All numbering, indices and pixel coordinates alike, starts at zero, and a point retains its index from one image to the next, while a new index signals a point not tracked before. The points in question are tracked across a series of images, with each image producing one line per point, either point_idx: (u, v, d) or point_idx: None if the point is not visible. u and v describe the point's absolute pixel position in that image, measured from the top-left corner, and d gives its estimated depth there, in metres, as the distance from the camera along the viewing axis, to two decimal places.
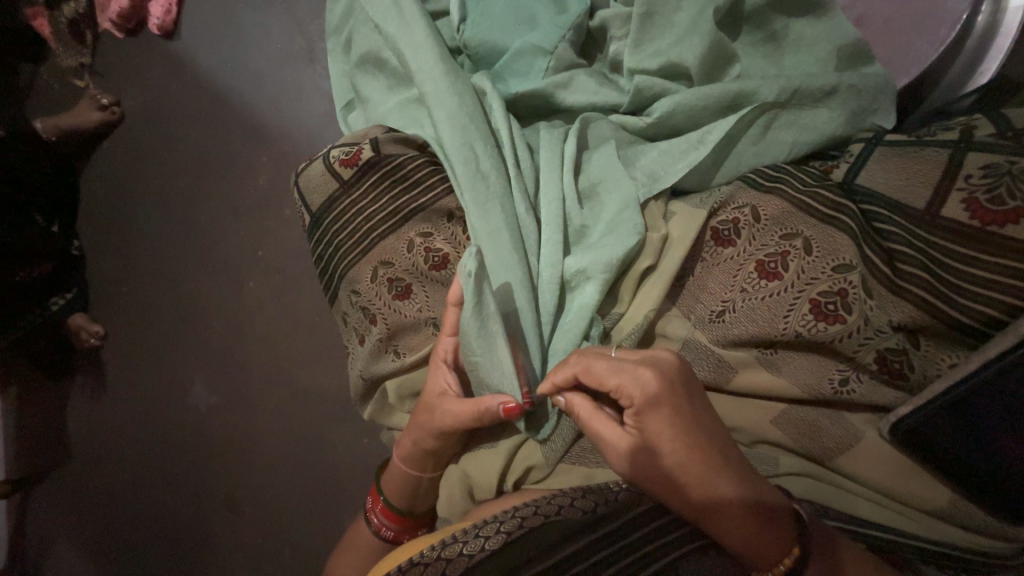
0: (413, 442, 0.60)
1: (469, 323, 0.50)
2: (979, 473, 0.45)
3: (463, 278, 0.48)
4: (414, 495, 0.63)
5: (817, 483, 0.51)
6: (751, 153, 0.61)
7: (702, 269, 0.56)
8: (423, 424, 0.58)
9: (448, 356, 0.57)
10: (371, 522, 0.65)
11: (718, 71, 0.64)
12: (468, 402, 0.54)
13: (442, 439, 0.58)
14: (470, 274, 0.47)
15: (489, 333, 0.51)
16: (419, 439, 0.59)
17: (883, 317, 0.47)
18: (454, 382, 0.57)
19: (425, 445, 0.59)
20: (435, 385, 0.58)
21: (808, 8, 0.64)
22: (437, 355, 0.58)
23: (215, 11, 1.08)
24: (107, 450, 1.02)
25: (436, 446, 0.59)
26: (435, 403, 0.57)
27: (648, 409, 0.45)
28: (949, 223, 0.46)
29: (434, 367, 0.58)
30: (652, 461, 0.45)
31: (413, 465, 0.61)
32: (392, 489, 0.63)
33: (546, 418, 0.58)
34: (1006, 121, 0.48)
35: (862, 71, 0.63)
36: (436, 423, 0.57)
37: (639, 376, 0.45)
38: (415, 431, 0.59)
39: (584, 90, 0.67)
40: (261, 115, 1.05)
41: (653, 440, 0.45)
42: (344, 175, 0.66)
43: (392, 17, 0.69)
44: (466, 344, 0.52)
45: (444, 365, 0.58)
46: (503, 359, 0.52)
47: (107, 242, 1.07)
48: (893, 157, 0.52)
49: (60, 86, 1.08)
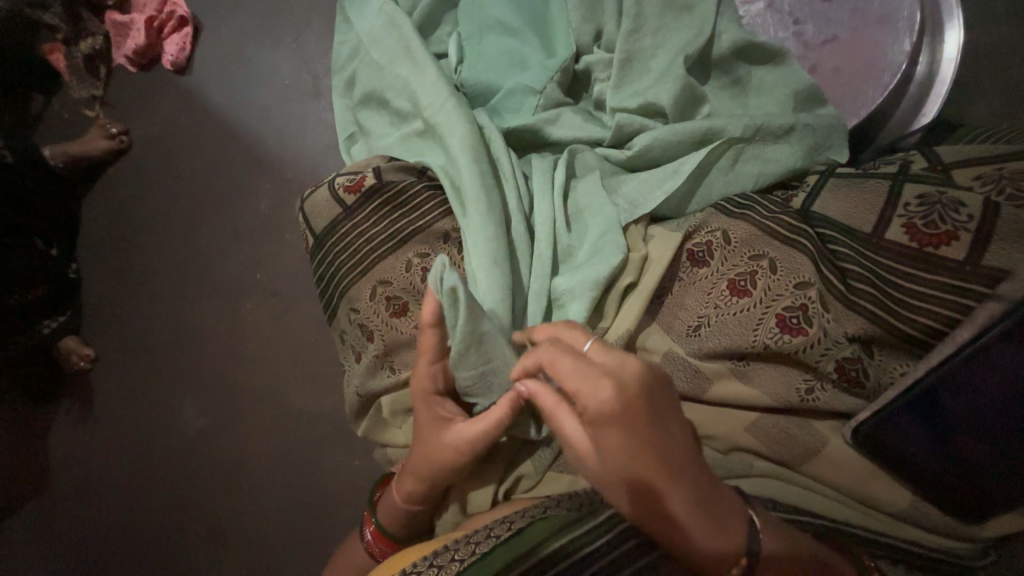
0: (423, 483, 0.59)
1: (466, 334, 0.53)
2: (941, 475, 0.48)
3: (445, 291, 0.52)
4: (413, 522, 0.63)
5: (791, 486, 0.54)
6: (722, 184, 0.67)
7: (679, 287, 0.60)
8: (433, 465, 0.57)
9: (439, 384, 0.58)
10: (364, 542, 0.66)
11: (690, 111, 0.71)
12: (481, 420, 0.55)
13: (460, 470, 0.58)
14: (454, 287, 0.51)
15: (485, 336, 0.54)
16: (435, 478, 0.58)
17: (839, 329, 0.52)
18: (452, 409, 0.59)
19: (441, 481, 0.59)
20: (434, 423, 0.58)
21: (768, 57, 0.72)
22: (424, 390, 0.58)
23: (225, 49, 1.15)
24: (89, 474, 1.02)
25: (453, 477, 0.59)
26: (440, 438, 0.57)
27: (602, 421, 0.43)
28: (892, 244, 0.51)
29: (425, 403, 0.58)
30: (613, 455, 0.43)
31: (418, 500, 0.61)
32: (387, 515, 0.64)
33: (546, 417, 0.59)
34: (937, 157, 0.55)
35: (816, 112, 0.70)
36: (452, 458, 0.56)
37: (599, 387, 0.43)
38: (427, 476, 0.58)
39: (571, 125, 0.74)
40: (267, 146, 1.11)
41: (587, 450, 0.45)
42: (347, 201, 0.71)
43: (400, 63, 0.77)
44: (460, 355, 0.55)
45: (436, 397, 0.58)
46: (501, 356, 0.56)
47: (105, 264, 1.10)
48: (845, 187, 0.58)
49: (70, 116, 1.14)
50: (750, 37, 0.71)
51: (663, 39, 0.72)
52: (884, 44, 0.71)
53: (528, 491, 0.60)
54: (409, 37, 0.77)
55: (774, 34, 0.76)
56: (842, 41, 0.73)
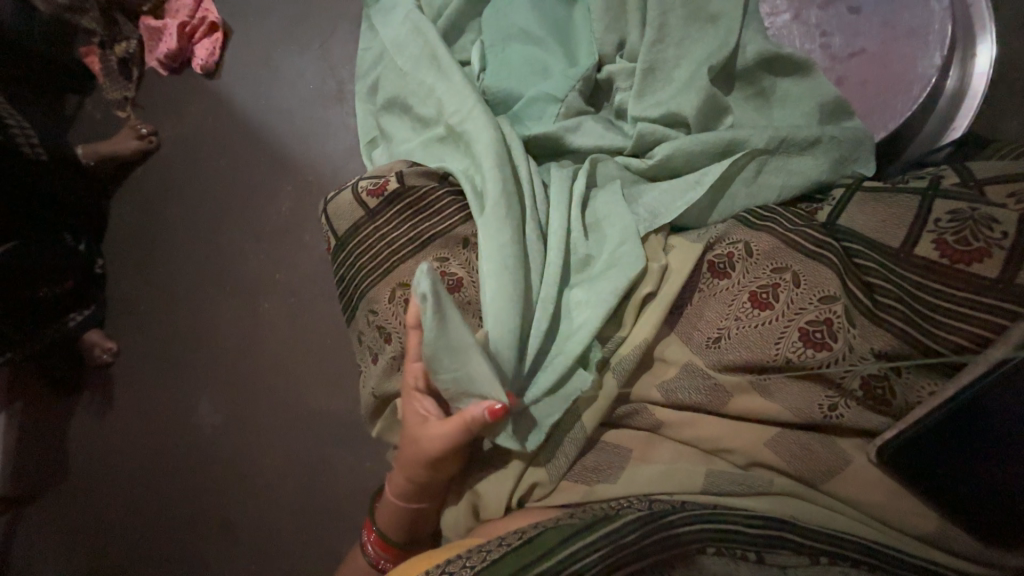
0: (406, 478, 0.60)
1: (436, 341, 0.51)
2: (982, 498, 0.47)
3: (419, 298, 0.50)
4: (414, 526, 0.64)
5: (811, 505, 0.53)
6: (743, 195, 0.67)
7: (699, 298, 0.60)
8: (410, 459, 0.59)
9: (420, 383, 0.60)
10: (366, 552, 0.66)
11: (713, 121, 0.71)
12: (453, 419, 0.56)
13: (435, 469, 0.58)
14: (425, 296, 0.49)
15: (460, 348, 0.52)
16: (412, 475, 0.59)
17: (865, 345, 0.51)
18: (431, 407, 0.60)
19: (420, 479, 0.59)
20: (414, 417, 0.60)
21: (793, 69, 0.71)
22: (408, 385, 0.61)
23: (254, 53, 1.18)
24: (108, 465, 1.04)
25: (430, 476, 0.59)
26: (416, 433, 0.58)
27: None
28: (922, 259, 0.51)
29: (408, 399, 0.61)
30: None
31: (409, 499, 0.62)
32: (387, 521, 0.64)
33: (532, 428, 0.59)
34: (969, 172, 0.54)
35: (843, 124, 0.69)
36: (424, 455, 0.57)
37: None
38: (406, 469, 0.59)
39: (592, 134, 0.74)
40: (290, 148, 1.13)
41: None
42: (370, 204, 0.72)
43: (426, 70, 0.79)
44: (437, 362, 0.53)
45: (417, 393, 0.60)
46: (479, 367, 0.53)
47: (129, 261, 1.13)
48: (871, 202, 0.57)
49: (103, 117, 1.18)
50: (775, 49, 0.70)
51: (686, 49, 0.72)
52: (913, 58, 0.70)
53: (543, 499, 0.60)
54: (434, 45, 0.79)
55: (800, 46, 0.75)
56: (869, 54, 0.72)
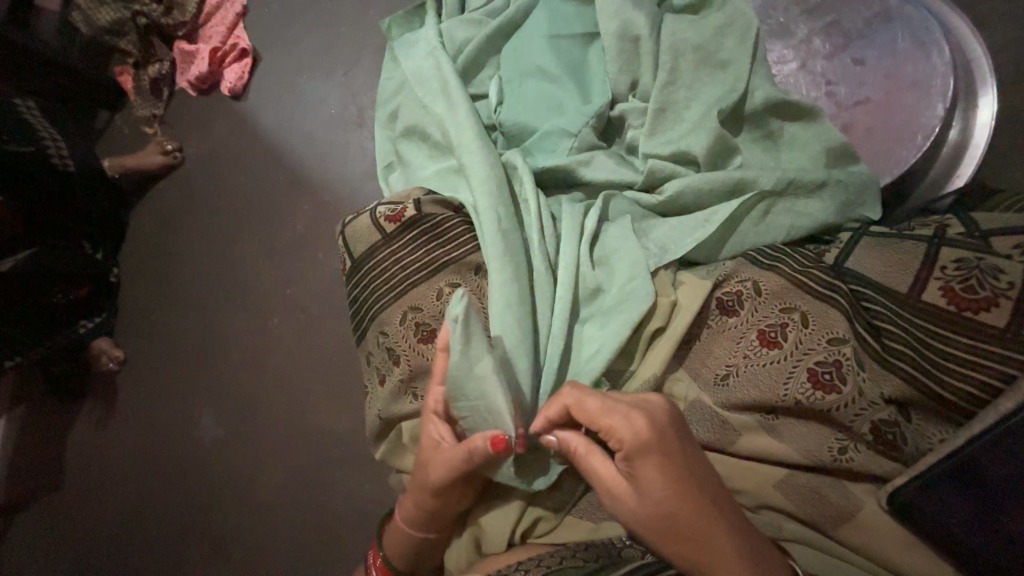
0: (415, 503, 0.59)
1: (459, 365, 0.53)
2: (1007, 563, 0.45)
3: (450, 322, 0.54)
4: (418, 556, 0.62)
5: (819, 553, 0.52)
6: (752, 234, 0.68)
7: (707, 335, 0.61)
8: (420, 484, 0.58)
9: (438, 407, 0.59)
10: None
11: (722, 160, 0.73)
12: (460, 445, 0.55)
13: (441, 498, 0.58)
14: (456, 319, 0.54)
15: (479, 376, 0.54)
16: (420, 500, 0.59)
17: (875, 390, 0.52)
18: (447, 433, 0.58)
19: (427, 505, 0.58)
20: (428, 439, 0.59)
21: (801, 114, 0.74)
22: (428, 408, 0.60)
23: (280, 78, 1.24)
24: (104, 475, 1.04)
25: (437, 503, 0.58)
26: (429, 458, 0.58)
27: None
28: (929, 305, 0.51)
29: (425, 420, 0.60)
30: None
31: (417, 527, 0.60)
32: (394, 547, 0.63)
33: (542, 469, 0.59)
34: (973, 224, 0.55)
35: (849, 168, 0.71)
36: (433, 482, 0.56)
37: None
38: (415, 494, 0.59)
39: (602, 168, 0.76)
40: (309, 169, 1.16)
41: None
42: (387, 229, 0.74)
43: (441, 101, 0.82)
44: (457, 388, 0.54)
45: (435, 417, 0.59)
46: (495, 400, 0.53)
47: (143, 272, 1.16)
48: (878, 247, 0.58)
49: (131, 133, 1.23)
50: (784, 95, 0.73)
51: (697, 92, 0.75)
52: (917, 108, 0.73)
53: (547, 535, 0.60)
54: (452, 79, 0.82)
55: (806, 93, 0.78)
56: (873, 103, 0.75)
